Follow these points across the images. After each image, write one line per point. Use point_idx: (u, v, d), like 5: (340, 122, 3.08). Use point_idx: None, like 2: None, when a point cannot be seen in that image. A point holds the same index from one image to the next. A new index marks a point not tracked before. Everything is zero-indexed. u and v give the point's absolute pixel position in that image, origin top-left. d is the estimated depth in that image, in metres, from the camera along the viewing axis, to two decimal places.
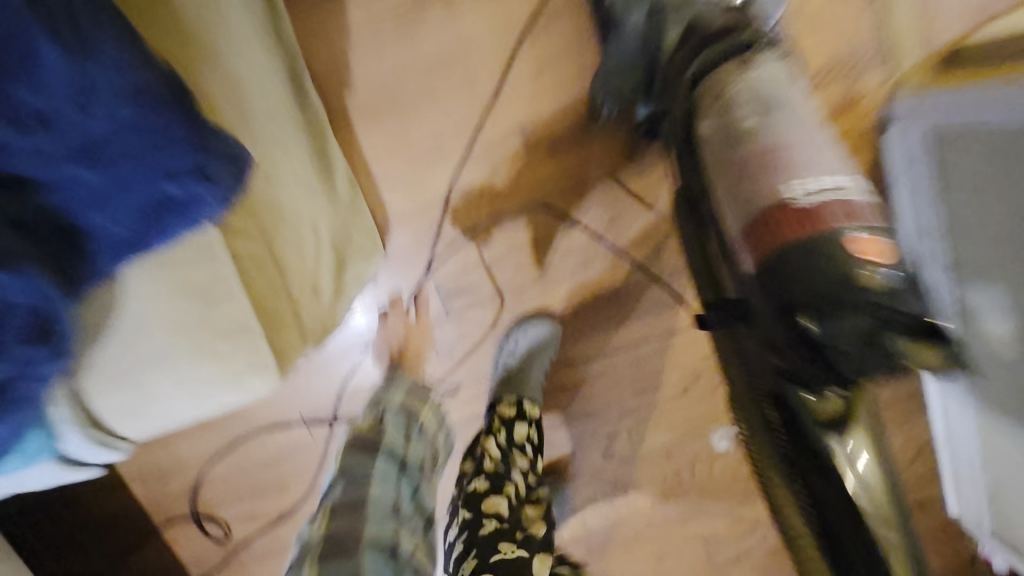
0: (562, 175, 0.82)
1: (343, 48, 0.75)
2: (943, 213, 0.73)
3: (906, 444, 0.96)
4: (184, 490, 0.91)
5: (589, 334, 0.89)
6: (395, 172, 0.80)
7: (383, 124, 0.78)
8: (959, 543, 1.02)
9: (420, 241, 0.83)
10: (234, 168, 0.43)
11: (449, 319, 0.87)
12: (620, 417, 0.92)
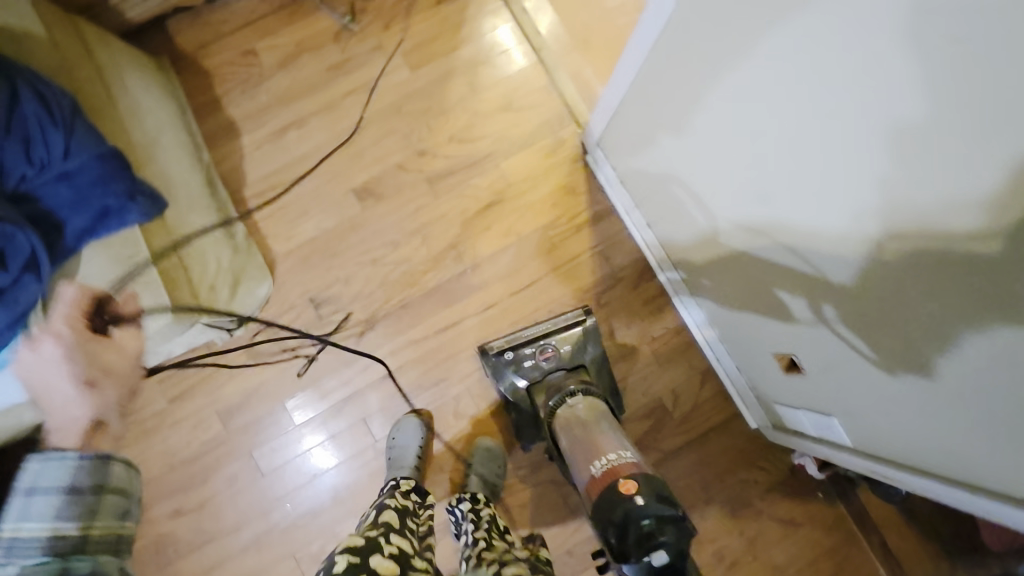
0: (389, 213, 1.23)
1: (241, 165, 1.23)
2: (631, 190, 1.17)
3: (690, 374, 1.22)
4: None
5: (433, 316, 1.21)
6: (277, 232, 1.21)
7: (267, 201, 1.22)
8: (771, 451, 1.22)
9: (309, 313, 1.19)
10: (150, 201, 0.94)
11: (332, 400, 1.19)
12: (461, 381, 1.20)
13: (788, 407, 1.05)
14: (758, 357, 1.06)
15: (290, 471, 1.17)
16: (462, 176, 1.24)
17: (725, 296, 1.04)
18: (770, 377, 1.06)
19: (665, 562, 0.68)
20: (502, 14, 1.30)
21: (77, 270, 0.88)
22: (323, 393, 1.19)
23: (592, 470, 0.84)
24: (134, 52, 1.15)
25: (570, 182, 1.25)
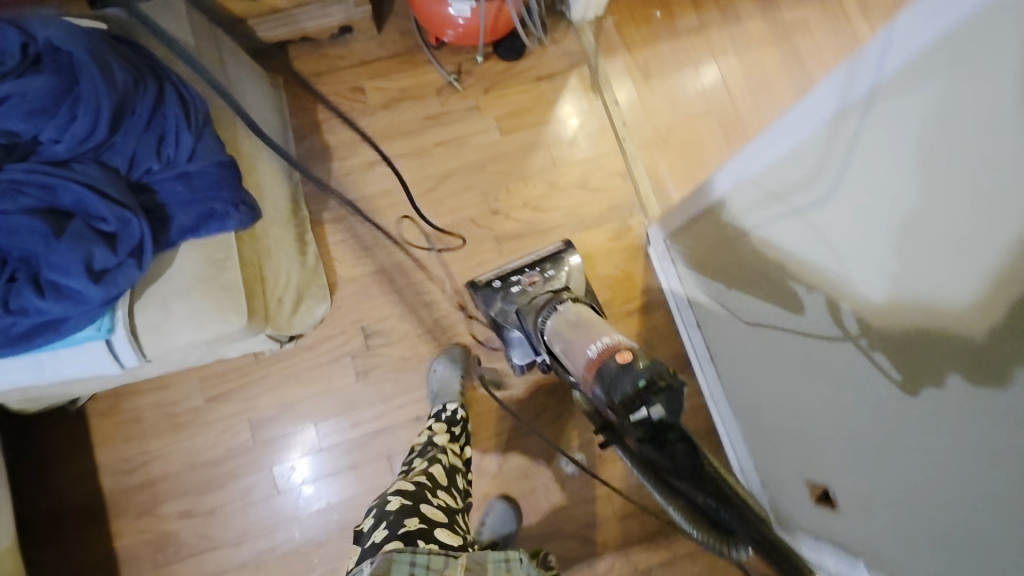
0: (453, 262, 1.27)
1: (326, 190, 1.29)
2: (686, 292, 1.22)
3: None
4: (144, 481, 1.14)
5: (475, 368, 1.24)
6: (345, 258, 1.26)
7: (342, 227, 1.27)
8: None
9: (358, 342, 1.22)
10: (251, 211, 0.98)
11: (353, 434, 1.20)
12: (490, 438, 1.22)
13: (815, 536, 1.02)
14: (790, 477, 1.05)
15: (300, 493, 1.17)
16: (530, 241, 1.30)
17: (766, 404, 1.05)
18: (799, 500, 1.04)
19: (661, 415, 0.66)
20: (593, 99, 1.38)
21: (167, 265, 0.91)
22: (353, 422, 1.20)
23: (588, 353, 0.84)
24: (256, 70, 1.22)
25: (630, 267, 1.30)
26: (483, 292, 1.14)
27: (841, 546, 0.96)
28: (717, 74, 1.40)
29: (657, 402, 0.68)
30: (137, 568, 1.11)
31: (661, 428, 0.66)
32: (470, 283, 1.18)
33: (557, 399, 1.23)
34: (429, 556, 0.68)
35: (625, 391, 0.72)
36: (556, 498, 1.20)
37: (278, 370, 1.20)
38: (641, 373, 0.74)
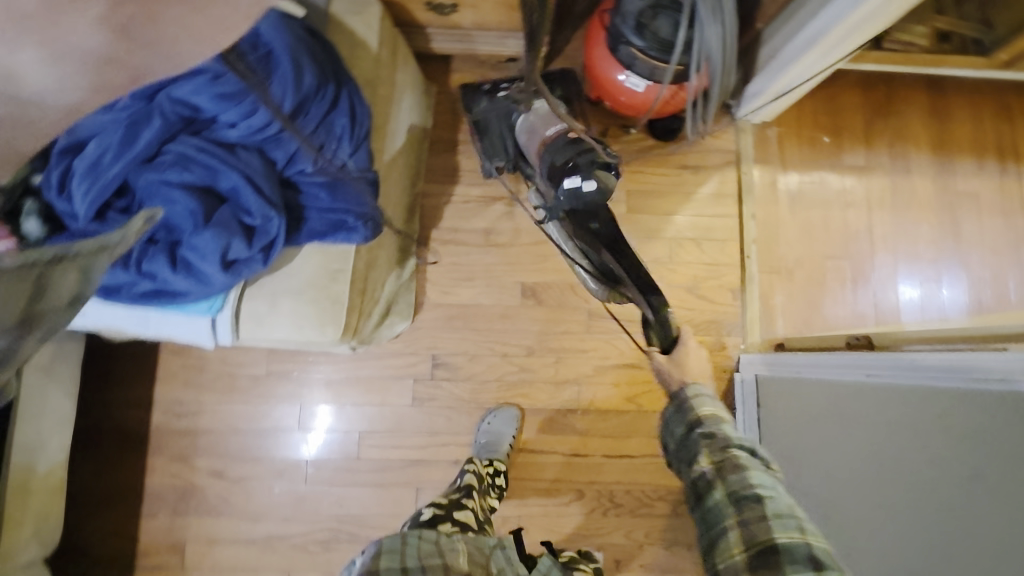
0: (539, 320, 1.25)
1: (441, 208, 1.28)
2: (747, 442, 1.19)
3: None
4: (189, 428, 1.18)
5: (525, 431, 1.22)
6: (438, 281, 1.25)
7: (444, 250, 1.27)
8: None
9: (424, 366, 1.22)
10: (378, 229, 0.97)
11: (390, 453, 1.20)
12: (516, 503, 1.20)
13: None
14: None
15: (318, 489, 1.18)
16: (619, 325, 1.26)
17: None
18: None
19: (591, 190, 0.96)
20: (729, 203, 1.33)
21: (287, 261, 0.93)
22: (393, 443, 1.20)
23: (547, 133, 1.05)
24: (417, 77, 1.22)
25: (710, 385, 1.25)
26: (473, 91, 1.20)
27: None
28: (864, 220, 1.33)
29: (585, 162, 0.97)
30: (157, 508, 1.15)
31: (588, 196, 0.97)
32: (462, 91, 1.22)
33: (593, 489, 1.21)
34: (434, 543, 0.74)
35: (566, 158, 0.97)
36: None
37: (342, 368, 1.21)
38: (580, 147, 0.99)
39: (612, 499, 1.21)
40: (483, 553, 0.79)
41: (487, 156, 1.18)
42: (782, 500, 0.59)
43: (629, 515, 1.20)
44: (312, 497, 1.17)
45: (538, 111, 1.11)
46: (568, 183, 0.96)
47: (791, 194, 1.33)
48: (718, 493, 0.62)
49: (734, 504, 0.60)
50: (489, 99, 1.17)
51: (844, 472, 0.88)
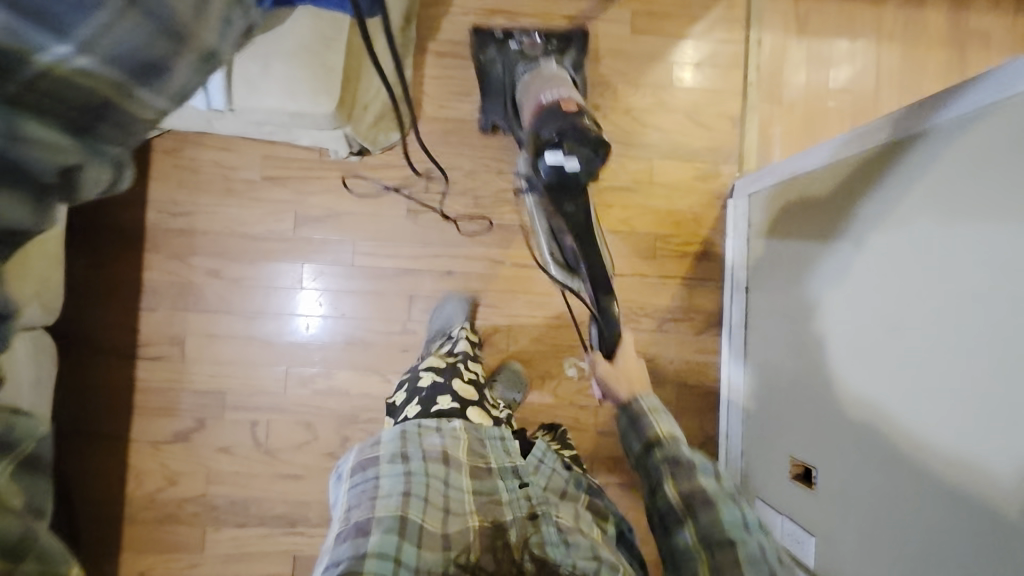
0: None
1: (438, 19, 1.24)
2: (737, 260, 1.23)
3: (695, 432, 1.26)
4: (185, 229, 1.18)
5: (518, 248, 1.23)
6: (435, 95, 1.23)
7: (442, 63, 1.23)
8: None
9: (418, 180, 1.21)
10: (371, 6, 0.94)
11: (383, 263, 1.21)
12: (508, 316, 1.23)
13: (774, 504, 1.06)
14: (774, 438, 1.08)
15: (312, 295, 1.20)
16: (616, 148, 1.26)
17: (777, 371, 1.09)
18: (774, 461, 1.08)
19: (574, 171, 0.87)
20: (736, 31, 1.29)
21: (276, 24, 0.89)
22: (387, 252, 1.21)
23: (541, 99, 0.96)
24: None
25: (704, 211, 1.26)
26: (483, 38, 1.14)
27: (794, 519, 1.00)
28: (871, 53, 1.30)
29: (568, 141, 0.87)
30: (157, 303, 1.17)
31: (567, 181, 0.89)
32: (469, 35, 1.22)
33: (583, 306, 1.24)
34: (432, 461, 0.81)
35: (553, 128, 0.89)
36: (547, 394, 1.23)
37: (336, 177, 1.20)
38: (568, 123, 0.89)
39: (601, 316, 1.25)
40: (480, 442, 0.88)
41: (485, 110, 1.18)
42: (725, 489, 0.70)
43: None
44: (304, 302, 1.19)
45: (539, 71, 1.06)
46: (551, 156, 0.88)
47: (799, 24, 1.29)
48: (669, 488, 0.71)
49: (685, 504, 0.69)
50: (497, 51, 1.13)
51: (837, 253, 0.91)
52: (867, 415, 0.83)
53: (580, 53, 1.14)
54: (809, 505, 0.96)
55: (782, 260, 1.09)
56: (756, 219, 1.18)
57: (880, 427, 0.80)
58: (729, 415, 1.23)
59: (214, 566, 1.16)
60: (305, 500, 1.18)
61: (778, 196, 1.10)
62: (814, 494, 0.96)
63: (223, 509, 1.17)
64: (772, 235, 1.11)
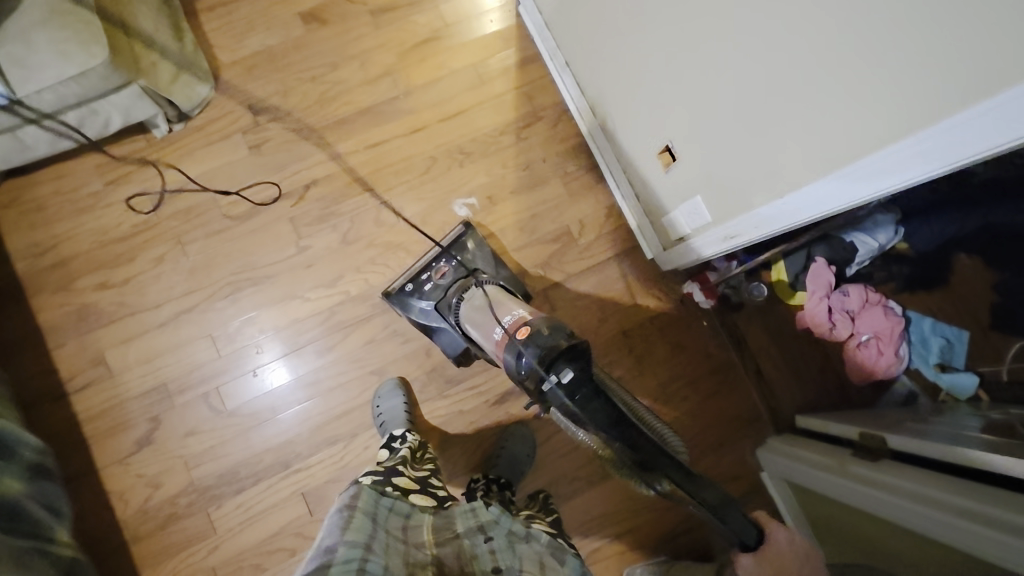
0: (331, 37, 1.32)
1: None
2: (549, 48, 1.33)
3: (597, 206, 1.33)
4: (58, 261, 1.20)
5: (363, 134, 1.30)
6: (223, 43, 1.29)
7: (216, 15, 1.30)
8: (664, 282, 1.32)
9: (245, 119, 1.27)
10: None
11: (252, 204, 1.26)
12: (385, 194, 1.28)
13: (671, 205, 1.12)
14: (640, 153, 1.16)
15: (201, 261, 1.23)
16: (403, 14, 1.35)
17: (615, 98, 1.18)
18: (649, 172, 1.15)
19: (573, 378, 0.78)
20: None
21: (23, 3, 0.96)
22: (250, 193, 1.26)
23: (497, 332, 0.97)
24: None
25: (504, 27, 1.37)
26: (400, 300, 1.19)
27: (684, 195, 1.07)
28: None
29: (555, 358, 0.80)
30: (63, 337, 1.18)
31: (576, 381, 0.78)
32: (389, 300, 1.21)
33: (445, 154, 1.31)
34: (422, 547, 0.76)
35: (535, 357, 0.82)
36: None
37: (172, 151, 1.25)
38: (544, 343, 0.84)
39: (465, 154, 1.31)
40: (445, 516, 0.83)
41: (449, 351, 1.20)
42: None
43: (485, 160, 1.32)
44: (198, 271, 1.23)
45: (469, 299, 1.12)
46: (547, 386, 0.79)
47: None
48: None
49: None
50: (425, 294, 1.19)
51: None
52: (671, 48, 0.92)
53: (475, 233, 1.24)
54: (685, 166, 1.03)
55: (570, 14, 1.21)
56: (542, 4, 1.29)
57: (692, 43, 0.88)
58: (613, 177, 1.30)
59: (233, 540, 1.15)
60: (289, 437, 1.20)
61: None
62: (684, 160, 1.03)
63: (217, 486, 1.17)
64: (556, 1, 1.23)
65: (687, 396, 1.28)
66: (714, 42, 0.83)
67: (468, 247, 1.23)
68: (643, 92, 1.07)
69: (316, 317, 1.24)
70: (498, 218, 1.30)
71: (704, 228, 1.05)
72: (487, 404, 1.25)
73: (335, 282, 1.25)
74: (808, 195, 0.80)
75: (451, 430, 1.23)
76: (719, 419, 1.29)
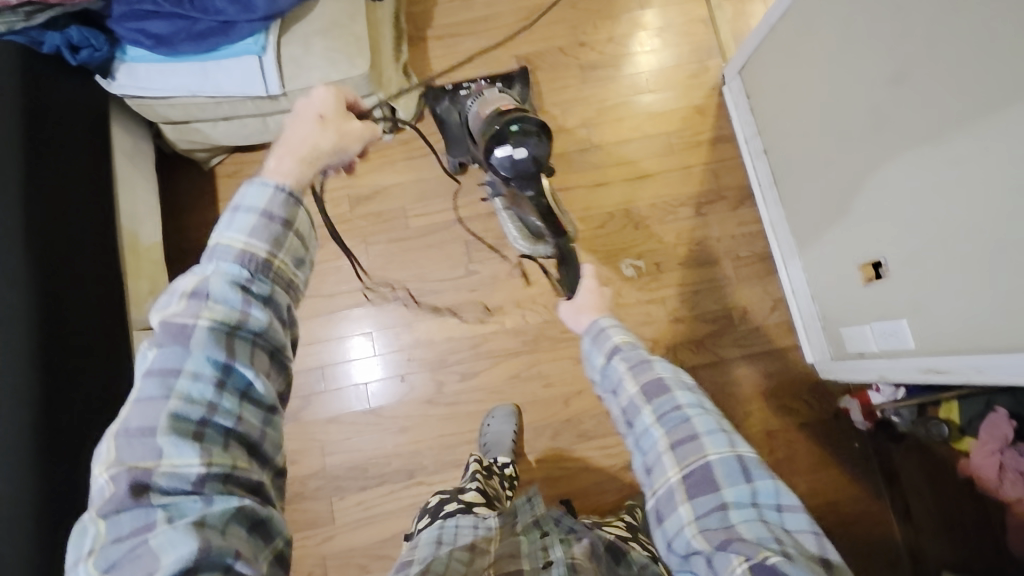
0: (540, 83, 1.39)
1: (429, 10, 1.42)
2: (749, 135, 1.33)
3: (763, 297, 1.30)
4: None
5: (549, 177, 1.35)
6: (442, 69, 1.39)
7: (441, 43, 1.41)
8: (818, 389, 1.27)
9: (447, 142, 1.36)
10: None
11: (434, 220, 1.33)
12: None
13: (862, 322, 1.08)
14: (838, 260, 1.12)
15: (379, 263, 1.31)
16: (610, 73, 1.40)
17: (819, 201, 1.16)
18: (845, 282, 1.11)
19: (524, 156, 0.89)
20: None
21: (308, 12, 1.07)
22: (436, 209, 1.33)
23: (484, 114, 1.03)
24: None
25: (704, 104, 1.39)
26: (436, 92, 1.23)
27: (883, 316, 1.02)
28: None
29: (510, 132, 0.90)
30: None
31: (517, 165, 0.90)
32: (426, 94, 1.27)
33: (623, 212, 1.33)
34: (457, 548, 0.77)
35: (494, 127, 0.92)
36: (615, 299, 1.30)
37: (377, 158, 1.35)
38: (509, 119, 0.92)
39: (642, 217, 1.33)
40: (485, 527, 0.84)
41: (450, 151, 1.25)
42: None
43: (659, 227, 1.33)
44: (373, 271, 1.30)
45: (484, 99, 1.08)
46: (499, 151, 0.90)
47: None
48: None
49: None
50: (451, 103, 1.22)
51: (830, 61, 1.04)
52: (920, 172, 0.90)
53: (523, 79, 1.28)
54: (894, 289, 0.99)
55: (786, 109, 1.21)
56: (753, 92, 1.30)
57: (947, 175, 0.85)
58: (789, 274, 1.27)
59: (347, 535, 1.19)
60: (418, 449, 1.23)
61: (770, 60, 1.22)
62: (893, 282, 0.99)
63: (344, 478, 1.21)
64: (772, 94, 1.24)
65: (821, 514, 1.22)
66: (980, 181, 0.80)
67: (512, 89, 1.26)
68: (860, 205, 1.04)
69: (469, 339, 1.28)
70: (661, 285, 1.31)
71: (902, 356, 0.99)
72: (613, 467, 1.23)
73: (493, 310, 1.29)
74: None
75: (572, 483, 1.23)
76: (854, 549, 1.21)
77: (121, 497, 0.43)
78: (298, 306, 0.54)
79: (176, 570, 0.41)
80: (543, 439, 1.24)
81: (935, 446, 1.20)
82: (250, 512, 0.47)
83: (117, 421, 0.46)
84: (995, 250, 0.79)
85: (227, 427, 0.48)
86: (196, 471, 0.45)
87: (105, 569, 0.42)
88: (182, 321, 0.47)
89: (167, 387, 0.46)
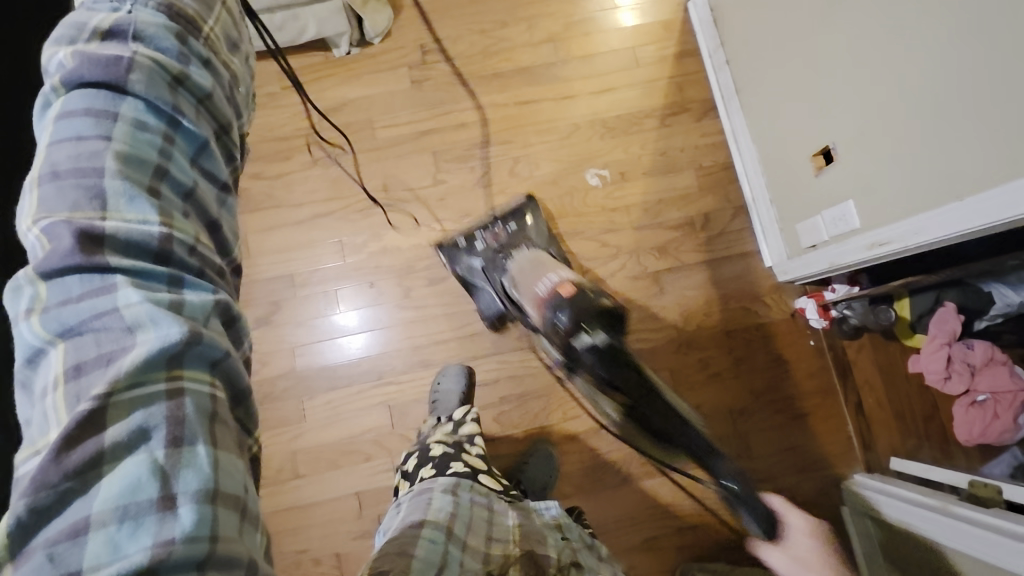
0: None
1: None
2: (711, 46, 1.35)
3: (725, 204, 1.33)
4: None
5: (516, 90, 1.36)
6: None
7: None
8: (776, 293, 1.31)
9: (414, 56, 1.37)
10: None
11: (402, 133, 1.34)
12: (525, 150, 1.34)
13: (817, 213, 1.11)
14: (792, 156, 1.15)
15: (347, 173, 1.32)
16: None
17: (773, 101, 1.19)
18: (800, 176, 1.14)
19: (604, 339, 0.83)
20: None
21: None
22: (403, 122, 1.34)
23: (539, 291, 0.99)
24: None
25: (670, 18, 1.41)
26: (450, 251, 1.27)
27: (834, 201, 1.05)
28: None
29: (573, 309, 0.87)
30: None
31: (606, 349, 0.84)
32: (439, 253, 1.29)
33: (588, 125, 1.36)
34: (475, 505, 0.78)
35: (567, 317, 0.87)
36: (580, 208, 1.32)
37: (344, 70, 1.36)
38: (575, 301, 0.89)
39: (607, 129, 1.36)
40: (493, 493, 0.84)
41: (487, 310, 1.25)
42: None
43: (624, 139, 1.35)
44: (341, 182, 1.32)
45: (516, 258, 1.19)
46: (581, 343, 0.85)
47: None
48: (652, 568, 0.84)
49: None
50: (468, 250, 1.28)
51: None
52: (861, 47, 0.92)
53: (533, 203, 1.30)
54: (842, 171, 1.02)
55: (743, 13, 1.23)
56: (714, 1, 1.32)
57: (884, 44, 0.87)
58: (749, 180, 1.31)
59: (318, 433, 1.22)
60: (387, 352, 1.26)
61: None
62: (843, 165, 1.01)
63: (314, 380, 1.24)
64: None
65: (778, 409, 1.26)
66: (914, 42, 0.82)
67: (529, 219, 1.29)
68: (810, 94, 1.07)
69: (437, 247, 1.30)
70: (626, 195, 1.33)
71: (851, 238, 1.02)
72: None
73: (460, 220, 1.31)
74: (984, 206, 0.76)
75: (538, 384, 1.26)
76: (809, 442, 1.26)
77: (67, 249, 0.35)
78: (235, 86, 0.50)
79: (160, 350, 0.33)
80: (510, 342, 1.27)
81: (887, 339, 1.25)
82: (228, 310, 0.41)
83: (37, 172, 0.38)
84: (929, 100, 0.82)
85: (185, 195, 0.42)
86: (158, 230, 0.38)
87: (59, 333, 0.34)
88: (109, 53, 0.40)
89: (102, 127, 0.39)
